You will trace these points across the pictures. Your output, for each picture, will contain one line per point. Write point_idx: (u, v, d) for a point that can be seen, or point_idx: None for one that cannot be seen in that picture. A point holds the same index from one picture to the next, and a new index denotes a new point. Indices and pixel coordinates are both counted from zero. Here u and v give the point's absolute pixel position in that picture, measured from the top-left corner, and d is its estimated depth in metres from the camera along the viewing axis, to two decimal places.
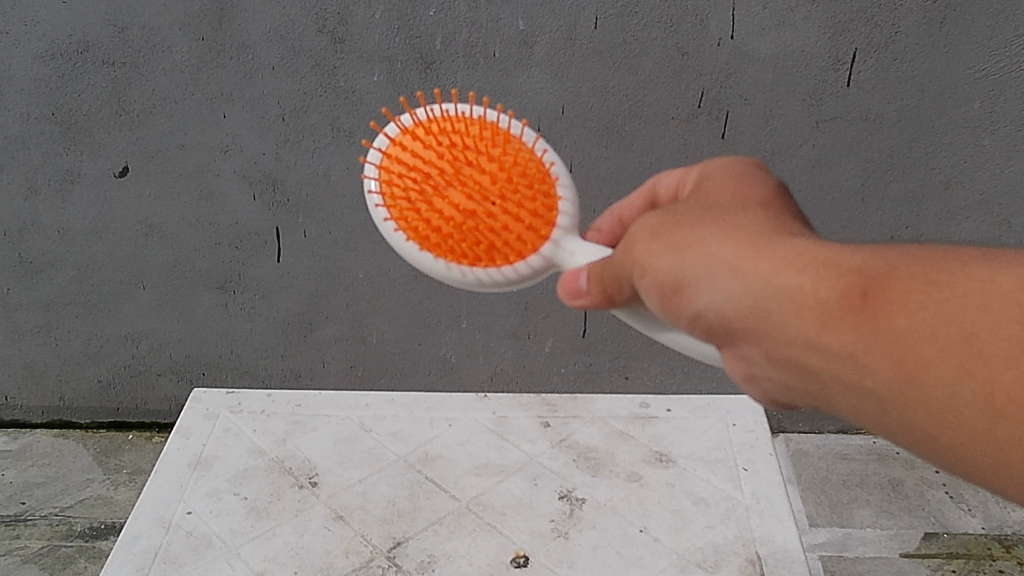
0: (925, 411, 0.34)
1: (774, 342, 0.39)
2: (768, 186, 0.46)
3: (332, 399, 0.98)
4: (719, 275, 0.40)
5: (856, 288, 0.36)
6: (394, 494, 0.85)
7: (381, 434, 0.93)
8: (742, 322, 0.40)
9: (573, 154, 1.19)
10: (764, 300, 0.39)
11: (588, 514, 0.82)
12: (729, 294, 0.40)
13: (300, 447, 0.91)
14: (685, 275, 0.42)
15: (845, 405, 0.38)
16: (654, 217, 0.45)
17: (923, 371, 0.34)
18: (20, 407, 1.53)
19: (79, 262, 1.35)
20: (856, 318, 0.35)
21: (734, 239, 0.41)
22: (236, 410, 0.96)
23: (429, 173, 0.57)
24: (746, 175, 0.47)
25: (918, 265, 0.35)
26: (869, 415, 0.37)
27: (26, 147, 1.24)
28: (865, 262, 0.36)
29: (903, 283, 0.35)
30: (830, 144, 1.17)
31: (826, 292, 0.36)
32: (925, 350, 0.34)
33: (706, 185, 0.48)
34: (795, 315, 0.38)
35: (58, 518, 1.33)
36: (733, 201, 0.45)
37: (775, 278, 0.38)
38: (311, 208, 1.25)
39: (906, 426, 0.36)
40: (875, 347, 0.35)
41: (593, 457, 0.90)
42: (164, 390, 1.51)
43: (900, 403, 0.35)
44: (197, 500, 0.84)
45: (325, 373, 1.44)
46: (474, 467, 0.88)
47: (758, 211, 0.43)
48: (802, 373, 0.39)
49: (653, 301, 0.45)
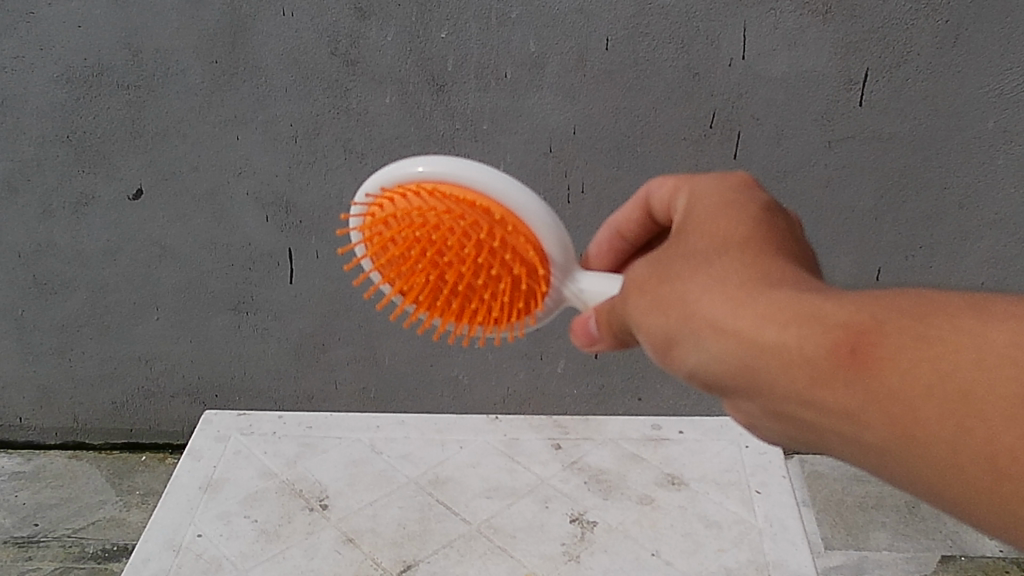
0: (925, 464, 0.34)
1: (767, 397, 0.39)
2: (753, 212, 0.45)
3: (342, 421, 0.98)
4: (706, 333, 0.41)
5: (842, 345, 0.35)
6: (404, 517, 0.84)
7: (391, 456, 0.93)
8: (733, 377, 0.41)
9: (585, 175, 1.19)
10: (752, 358, 0.39)
11: (600, 538, 0.82)
12: (716, 353, 0.40)
13: (310, 469, 0.91)
14: (675, 333, 0.42)
15: (846, 456, 0.38)
16: (645, 268, 0.46)
17: (920, 428, 0.34)
18: (34, 429, 1.53)
19: (93, 284, 1.35)
20: (845, 375, 0.35)
21: (716, 292, 0.41)
22: (247, 432, 0.96)
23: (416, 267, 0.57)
24: (734, 201, 0.47)
25: (906, 318, 0.35)
26: (870, 467, 0.37)
27: (41, 169, 1.25)
28: (849, 316, 0.36)
29: (890, 338, 0.34)
30: (843, 164, 1.16)
31: (812, 350, 0.36)
32: (920, 407, 0.33)
33: (693, 216, 0.47)
34: (786, 372, 0.38)
35: (71, 540, 1.33)
36: (718, 238, 0.44)
37: (759, 336, 0.38)
38: (324, 229, 1.26)
39: (908, 478, 0.35)
40: (867, 404, 0.35)
41: (605, 479, 0.89)
42: (177, 411, 1.51)
43: (899, 459, 0.35)
44: (207, 522, 0.84)
45: (337, 394, 1.44)
46: (486, 490, 0.88)
47: (742, 249, 0.42)
48: (797, 426, 0.39)
49: (651, 353, 0.45)
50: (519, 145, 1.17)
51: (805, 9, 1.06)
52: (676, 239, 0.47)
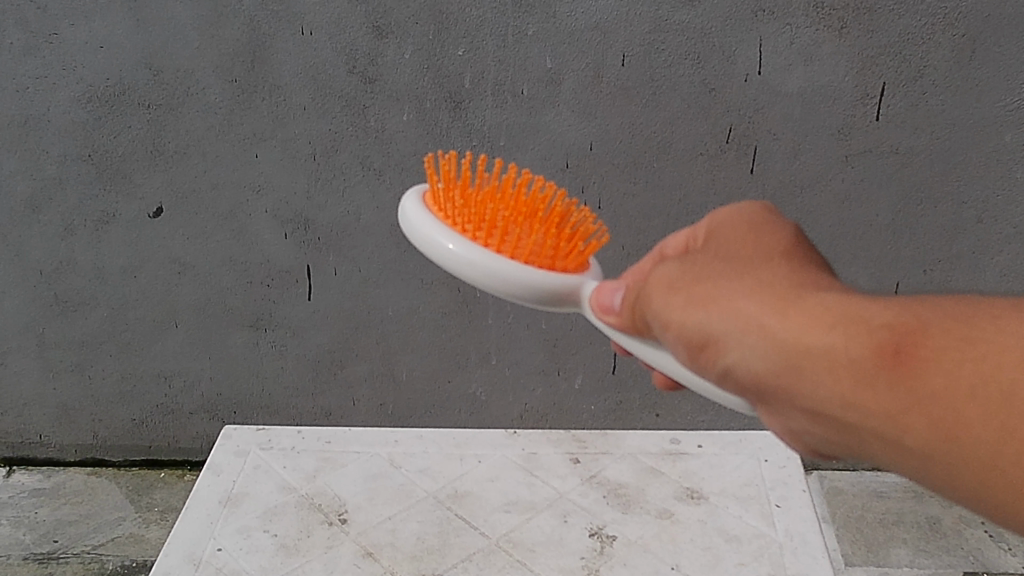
0: (971, 468, 0.34)
1: (808, 400, 0.40)
2: (790, 236, 0.47)
3: (361, 436, 0.98)
4: (749, 333, 0.41)
5: (887, 345, 0.36)
6: (423, 531, 0.83)
7: (410, 470, 0.92)
8: (775, 380, 0.41)
9: (601, 191, 1.19)
10: (794, 358, 0.39)
11: (620, 552, 0.81)
12: (758, 351, 0.41)
13: (329, 484, 0.90)
14: (715, 332, 0.43)
15: (887, 460, 0.38)
16: (679, 271, 0.46)
17: (964, 431, 0.34)
18: (53, 446, 1.54)
19: (113, 301, 1.36)
20: (889, 376, 0.36)
21: (760, 295, 0.41)
22: (266, 446, 0.96)
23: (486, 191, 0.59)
24: (766, 226, 0.48)
25: (949, 320, 0.35)
26: (910, 470, 0.37)
27: (63, 187, 1.26)
28: (893, 318, 0.36)
29: (935, 339, 0.35)
30: (860, 178, 1.16)
31: (857, 350, 0.37)
32: (965, 410, 0.34)
33: (728, 231, 0.49)
34: (829, 373, 0.38)
35: (91, 556, 1.34)
36: (757, 252, 0.45)
37: (803, 336, 0.39)
38: (342, 245, 1.26)
39: (953, 484, 0.36)
40: (911, 405, 0.35)
41: (624, 494, 0.89)
42: (195, 428, 1.51)
43: (944, 463, 0.35)
44: (227, 536, 0.83)
45: (355, 411, 1.44)
46: (504, 504, 0.87)
47: (783, 263, 0.43)
48: (837, 429, 0.39)
49: (685, 354, 0.46)
50: (537, 161, 1.17)
51: (820, 25, 1.07)
52: (710, 252, 0.48)
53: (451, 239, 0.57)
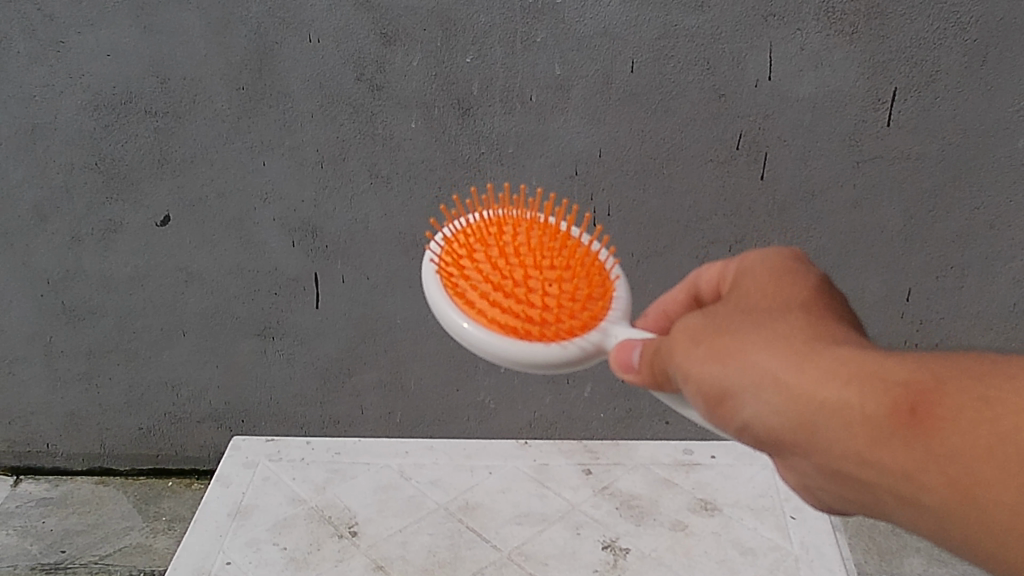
0: (988, 529, 0.35)
1: (823, 456, 0.40)
2: (807, 284, 0.47)
3: (371, 447, 0.97)
4: (765, 387, 0.41)
5: (904, 403, 0.36)
6: (434, 544, 0.82)
7: (420, 482, 0.91)
8: (790, 434, 0.41)
9: (610, 198, 1.18)
10: (810, 414, 0.40)
11: (633, 566, 0.80)
12: (773, 407, 0.41)
13: (339, 496, 0.90)
14: (730, 386, 0.43)
15: (904, 516, 0.39)
16: (697, 323, 0.47)
17: (985, 492, 0.34)
18: (61, 455, 1.53)
19: (120, 309, 1.36)
20: (906, 435, 0.36)
21: (776, 348, 0.42)
22: (275, 458, 0.96)
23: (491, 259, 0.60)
24: (786, 275, 0.48)
25: (965, 377, 0.35)
26: (928, 527, 0.38)
27: (70, 196, 1.26)
28: (909, 375, 0.36)
29: (952, 397, 0.35)
30: (870, 184, 1.15)
31: (872, 408, 0.37)
32: (984, 470, 0.34)
33: (748, 282, 0.49)
34: (843, 430, 0.38)
35: (99, 567, 1.34)
36: (773, 303, 0.46)
37: (816, 392, 0.39)
38: (350, 253, 1.26)
39: (968, 541, 0.36)
40: (928, 463, 0.35)
41: (636, 505, 0.88)
42: (203, 437, 1.51)
43: (961, 520, 0.35)
44: (237, 550, 0.82)
45: (364, 419, 1.44)
46: (516, 516, 0.86)
47: (799, 314, 0.44)
48: (852, 484, 0.40)
49: (698, 406, 0.46)
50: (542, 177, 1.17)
51: (831, 30, 1.06)
52: (728, 303, 0.48)
53: (464, 318, 0.58)
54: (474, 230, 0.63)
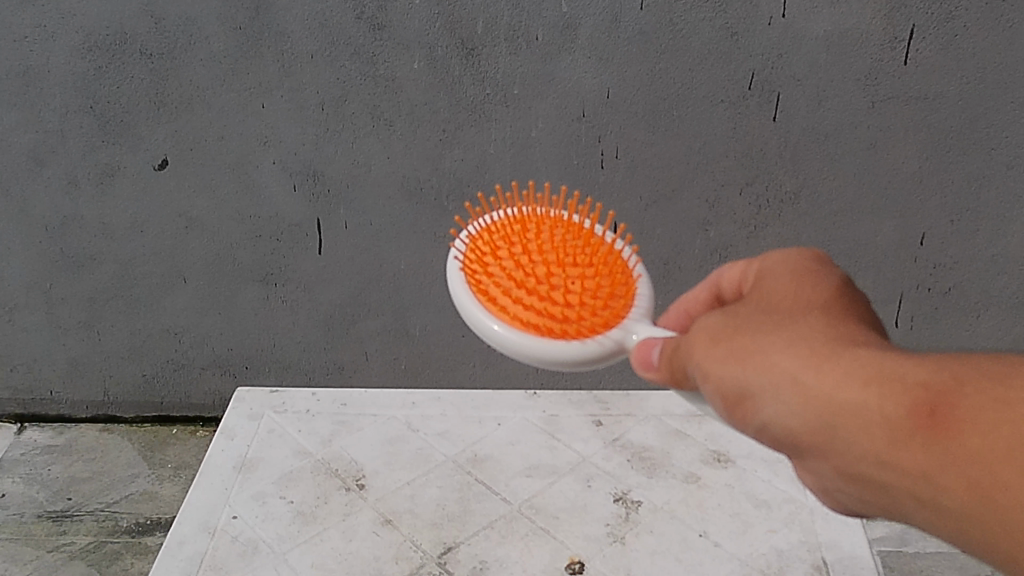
0: (1005, 533, 0.33)
1: (844, 459, 0.39)
2: (833, 284, 0.46)
3: (377, 398, 0.96)
4: (785, 388, 0.41)
5: (922, 404, 0.35)
6: (443, 497, 0.81)
7: (428, 433, 0.90)
8: (812, 435, 0.41)
9: (619, 140, 1.15)
10: (830, 416, 0.39)
11: (646, 518, 0.79)
12: (794, 408, 0.41)
13: (346, 448, 0.88)
14: (751, 387, 0.42)
15: (923, 522, 0.38)
16: (719, 321, 0.46)
17: (999, 494, 0.33)
18: (64, 402, 1.53)
19: (120, 256, 1.34)
20: (924, 435, 0.35)
21: (798, 349, 0.41)
22: (280, 409, 0.94)
23: (515, 258, 0.59)
24: (810, 274, 0.47)
25: (984, 378, 0.34)
26: (945, 533, 0.36)
27: (65, 140, 1.23)
28: (928, 376, 0.36)
29: (969, 398, 0.34)
30: (886, 124, 1.12)
31: (891, 409, 0.36)
32: (997, 471, 0.33)
33: (772, 280, 0.48)
34: (863, 431, 0.38)
35: (105, 514, 1.34)
36: (798, 301, 0.45)
37: (837, 394, 0.38)
38: (353, 198, 1.23)
39: (984, 546, 0.35)
40: (943, 465, 0.34)
41: (648, 457, 0.87)
42: (207, 384, 1.49)
43: (978, 524, 0.34)
44: (243, 504, 0.81)
45: (369, 366, 1.42)
46: (526, 468, 0.85)
47: (824, 315, 0.43)
48: (872, 488, 0.39)
49: (720, 407, 0.45)
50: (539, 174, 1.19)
51: None
52: (751, 302, 0.47)
53: (489, 317, 0.57)
54: (497, 229, 0.61)
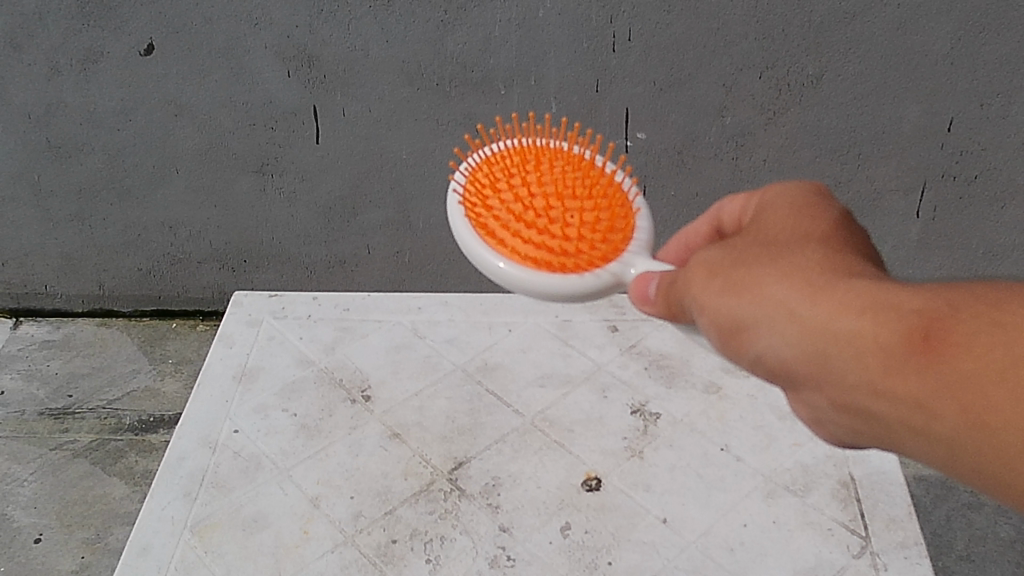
0: (1000, 455, 0.34)
1: (840, 388, 0.39)
2: (822, 209, 0.45)
3: (382, 302, 0.91)
4: (781, 322, 0.40)
5: (919, 331, 0.35)
6: (453, 409, 0.78)
7: (435, 341, 0.86)
8: (807, 366, 0.40)
9: (632, 21, 1.08)
10: (826, 346, 0.38)
11: (665, 431, 0.76)
12: (789, 339, 0.40)
13: (350, 357, 0.85)
14: (744, 318, 0.41)
15: (917, 448, 0.38)
16: (715, 253, 0.44)
17: (995, 417, 0.33)
18: (60, 296, 1.49)
19: (108, 145, 1.28)
20: (920, 360, 0.35)
21: (793, 278, 0.40)
22: (280, 314, 0.90)
23: (514, 191, 0.55)
24: (799, 199, 0.46)
25: (980, 303, 0.34)
26: (940, 459, 0.37)
27: (43, 23, 1.15)
28: (925, 303, 0.35)
29: (965, 323, 0.34)
30: (918, 3, 1.04)
31: (890, 336, 0.36)
32: (994, 395, 0.33)
33: (764, 206, 0.47)
34: (860, 360, 0.37)
35: (107, 411, 1.32)
36: (787, 228, 0.43)
37: (833, 323, 0.38)
38: (350, 85, 1.17)
39: (979, 473, 0.35)
40: (941, 391, 0.34)
41: (667, 366, 0.83)
42: (206, 278, 1.45)
43: (974, 448, 0.34)
44: (245, 417, 0.77)
45: (371, 259, 1.38)
46: (539, 378, 0.82)
47: (816, 242, 0.42)
48: (868, 417, 0.39)
49: (711, 339, 0.44)
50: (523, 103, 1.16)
51: None
52: (744, 231, 0.46)
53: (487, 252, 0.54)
54: (496, 160, 0.57)
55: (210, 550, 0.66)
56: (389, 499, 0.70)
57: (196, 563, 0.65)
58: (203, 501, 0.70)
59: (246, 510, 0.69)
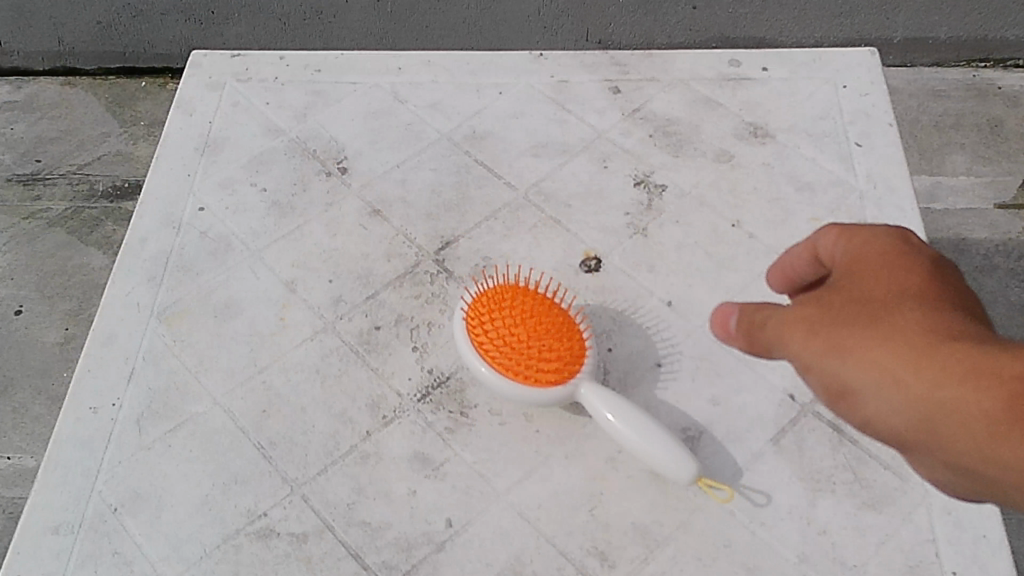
0: (1005, 492, 0.30)
1: (884, 436, 0.34)
2: (888, 241, 0.38)
3: (358, 60, 0.79)
4: (803, 365, 0.37)
5: (913, 360, 0.32)
6: (438, 183, 0.70)
7: (418, 106, 0.75)
8: (852, 418, 0.36)
9: None
10: (842, 385, 0.35)
11: (671, 206, 0.67)
12: (811, 380, 0.37)
13: (324, 125, 0.75)
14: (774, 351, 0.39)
15: (957, 490, 0.33)
16: (814, 305, 0.37)
17: (987, 464, 0.30)
18: (17, 54, 1.35)
19: None
20: (916, 389, 0.32)
21: (804, 320, 0.37)
22: (244, 78, 0.78)
23: (485, 322, 0.54)
24: (867, 234, 0.38)
25: (985, 357, 0.30)
26: (967, 493, 0.32)
27: None
28: (917, 334, 0.32)
29: (950, 357, 0.31)
30: None
31: (888, 366, 0.33)
32: (975, 428, 0.30)
33: (836, 247, 0.39)
34: (873, 400, 0.33)
35: (79, 178, 1.23)
36: (839, 258, 0.38)
37: (838, 359, 0.35)
38: None
39: (990, 489, 0.31)
40: (933, 419, 0.31)
41: (674, 133, 0.71)
42: (172, 32, 1.29)
43: (988, 490, 0.30)
44: (210, 194, 0.70)
45: (348, 9, 1.19)
46: (532, 147, 0.71)
47: (851, 273, 0.37)
48: (922, 462, 0.34)
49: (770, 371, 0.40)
50: None
51: None
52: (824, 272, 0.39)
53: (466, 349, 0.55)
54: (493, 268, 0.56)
55: (180, 341, 0.62)
56: (370, 282, 0.64)
57: (165, 353, 0.62)
58: (169, 288, 0.65)
59: (217, 295, 0.64)
